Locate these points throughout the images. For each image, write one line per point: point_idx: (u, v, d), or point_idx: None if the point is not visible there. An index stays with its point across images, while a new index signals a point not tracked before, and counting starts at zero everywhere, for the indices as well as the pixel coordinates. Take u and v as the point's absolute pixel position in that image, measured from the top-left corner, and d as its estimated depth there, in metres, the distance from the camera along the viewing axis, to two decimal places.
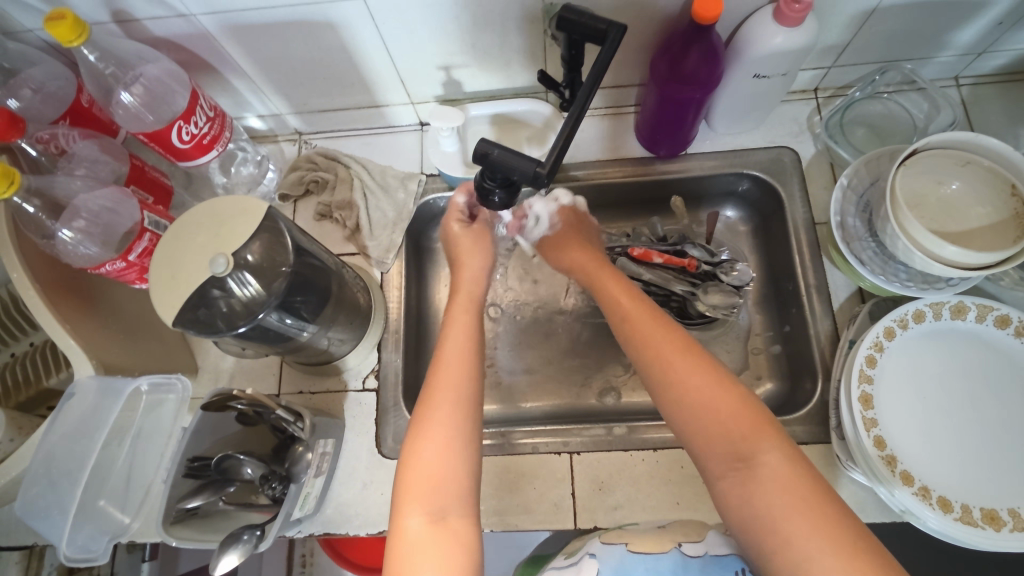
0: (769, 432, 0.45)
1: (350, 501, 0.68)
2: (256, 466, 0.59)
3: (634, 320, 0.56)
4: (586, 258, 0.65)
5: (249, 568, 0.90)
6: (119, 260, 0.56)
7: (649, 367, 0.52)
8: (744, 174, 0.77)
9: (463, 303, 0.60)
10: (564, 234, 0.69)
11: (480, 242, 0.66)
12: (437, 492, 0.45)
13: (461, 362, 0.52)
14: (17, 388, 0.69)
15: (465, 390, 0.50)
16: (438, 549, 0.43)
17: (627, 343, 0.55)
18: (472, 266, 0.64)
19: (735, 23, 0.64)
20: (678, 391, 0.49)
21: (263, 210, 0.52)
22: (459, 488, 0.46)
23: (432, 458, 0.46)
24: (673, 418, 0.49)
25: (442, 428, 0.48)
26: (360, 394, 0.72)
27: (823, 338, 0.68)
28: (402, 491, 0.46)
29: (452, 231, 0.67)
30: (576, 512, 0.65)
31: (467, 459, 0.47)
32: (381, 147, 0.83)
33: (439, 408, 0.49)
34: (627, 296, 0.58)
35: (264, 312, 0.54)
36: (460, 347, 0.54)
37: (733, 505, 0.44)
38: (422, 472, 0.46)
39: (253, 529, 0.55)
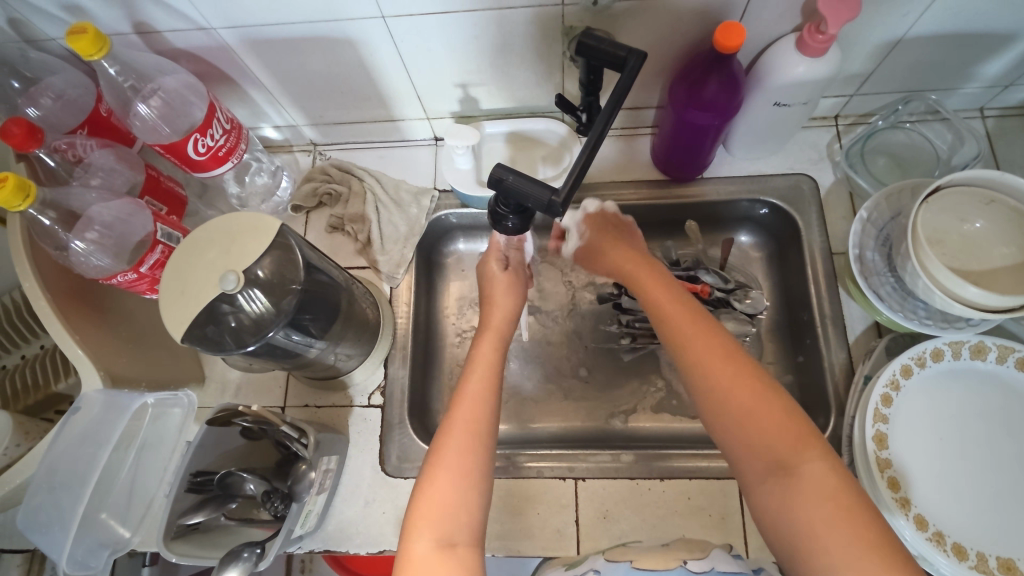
0: (810, 441, 0.44)
1: (351, 519, 0.67)
2: (258, 482, 0.59)
3: (676, 321, 0.55)
4: (628, 262, 0.64)
5: None
6: (130, 272, 0.56)
7: (690, 372, 0.51)
8: (761, 200, 0.76)
9: (490, 338, 0.60)
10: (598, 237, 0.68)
11: (511, 287, 0.66)
12: (449, 518, 0.45)
13: (486, 385, 0.53)
14: (26, 392, 0.70)
15: (488, 414, 0.51)
16: (445, 571, 0.42)
17: (671, 348, 0.54)
18: (501, 304, 0.64)
19: (757, 50, 0.64)
20: (718, 400, 0.48)
21: (275, 227, 0.52)
22: (470, 515, 0.45)
23: (446, 485, 0.46)
24: (713, 426, 0.49)
25: (457, 457, 0.48)
26: (365, 410, 0.71)
27: (838, 371, 0.67)
28: (414, 518, 0.45)
29: (489, 272, 0.67)
30: (579, 540, 0.64)
31: (476, 491, 0.47)
32: (395, 161, 0.83)
33: (456, 440, 0.49)
34: (669, 298, 0.57)
35: (274, 331, 0.54)
36: (490, 378, 0.54)
37: (771, 514, 0.43)
38: (436, 501, 0.45)
39: (253, 547, 0.54)
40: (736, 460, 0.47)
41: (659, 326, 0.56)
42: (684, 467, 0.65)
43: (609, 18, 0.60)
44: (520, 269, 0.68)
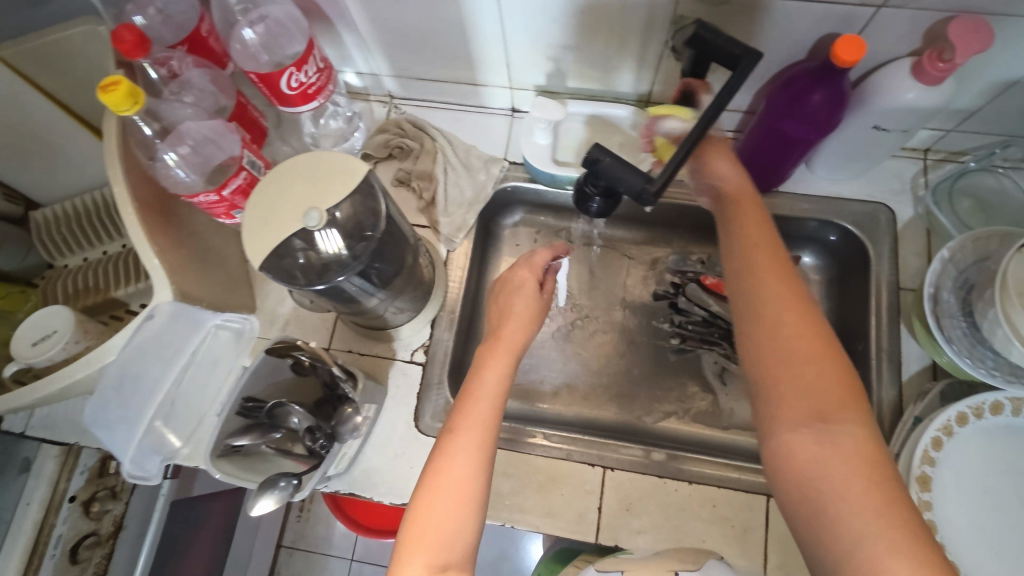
0: (856, 404, 0.43)
1: (378, 468, 0.68)
2: (304, 417, 0.60)
3: (757, 245, 0.51)
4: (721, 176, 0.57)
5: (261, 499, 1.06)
6: (213, 193, 0.57)
7: (752, 297, 0.49)
8: (833, 223, 0.74)
9: (502, 350, 0.58)
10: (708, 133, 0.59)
11: (535, 309, 0.62)
12: (444, 543, 0.47)
13: (491, 417, 0.53)
14: (86, 293, 0.73)
15: (486, 448, 0.51)
16: None
17: (733, 272, 0.51)
18: (524, 322, 0.60)
19: (867, 68, 0.62)
20: (773, 338, 0.46)
21: (363, 172, 0.53)
22: (469, 536, 0.48)
23: (445, 516, 0.48)
24: (755, 351, 0.47)
25: (457, 490, 0.49)
26: (406, 365, 0.72)
27: (886, 408, 0.65)
28: (408, 539, 0.47)
29: (521, 283, 0.63)
30: (599, 527, 0.64)
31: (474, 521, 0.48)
32: (469, 125, 0.82)
33: (459, 465, 0.50)
34: (751, 222, 0.53)
35: (341, 276, 0.54)
36: (491, 411, 0.53)
37: (795, 462, 0.43)
38: (433, 526, 0.47)
39: (290, 478, 0.56)
40: (771, 396, 0.45)
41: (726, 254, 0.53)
42: (714, 475, 0.65)
43: (723, 13, 0.58)
44: (549, 299, 0.64)
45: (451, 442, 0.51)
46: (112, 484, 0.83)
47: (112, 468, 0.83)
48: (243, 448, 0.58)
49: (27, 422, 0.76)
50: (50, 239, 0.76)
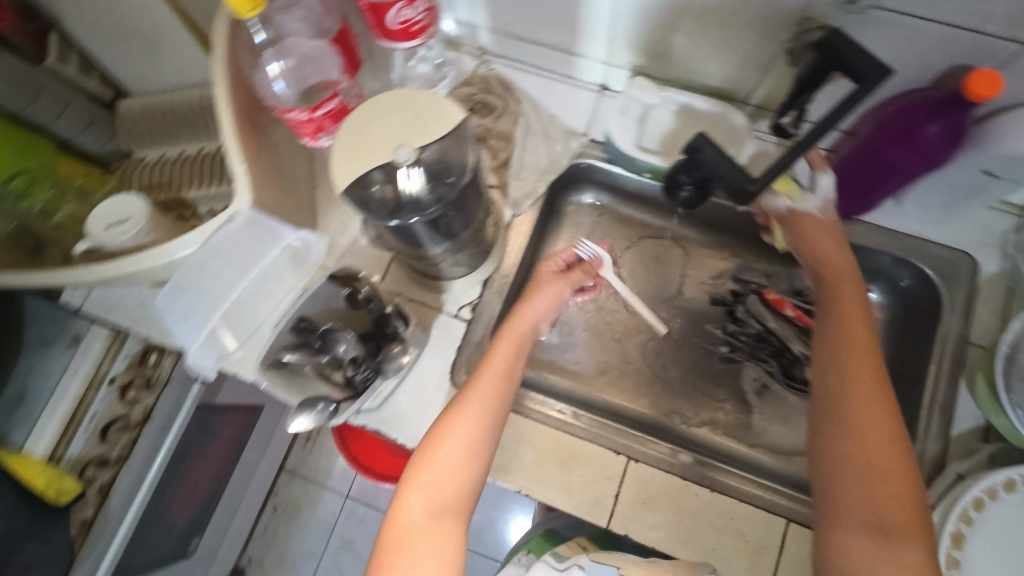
0: (918, 531, 0.48)
1: (406, 412, 0.69)
2: (351, 346, 0.61)
3: (860, 361, 0.56)
4: (834, 274, 0.63)
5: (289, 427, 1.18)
6: (304, 111, 0.58)
7: (847, 407, 0.55)
8: (911, 263, 0.71)
9: (514, 328, 0.63)
10: (824, 223, 0.65)
11: (556, 293, 0.66)
12: (441, 486, 0.54)
13: (497, 387, 0.58)
14: (161, 188, 0.75)
15: (486, 414, 0.56)
16: (428, 536, 0.52)
17: (829, 373, 0.58)
18: (543, 303, 0.65)
19: (991, 107, 0.59)
20: (857, 451, 0.52)
21: (457, 118, 0.53)
22: (466, 485, 0.54)
23: (440, 463, 0.54)
24: (835, 458, 0.54)
25: (454, 445, 0.55)
26: (451, 319, 0.73)
27: (928, 460, 0.63)
28: (408, 477, 0.55)
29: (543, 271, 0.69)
30: (612, 513, 0.65)
31: (470, 476, 0.55)
32: (556, 94, 0.81)
33: (459, 423, 0.56)
34: (862, 335, 0.58)
35: (415, 217, 0.55)
36: (498, 382, 0.58)
37: (845, 560, 0.49)
38: (430, 468, 0.54)
39: (329, 402, 0.59)
40: (837, 496, 0.52)
41: (824, 356, 0.59)
42: (737, 488, 0.64)
43: (853, 21, 0.55)
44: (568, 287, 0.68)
45: (455, 407, 0.57)
46: (150, 375, 0.83)
47: (152, 358, 0.82)
48: (287, 364, 0.59)
49: (85, 298, 0.83)
50: (137, 129, 0.79)
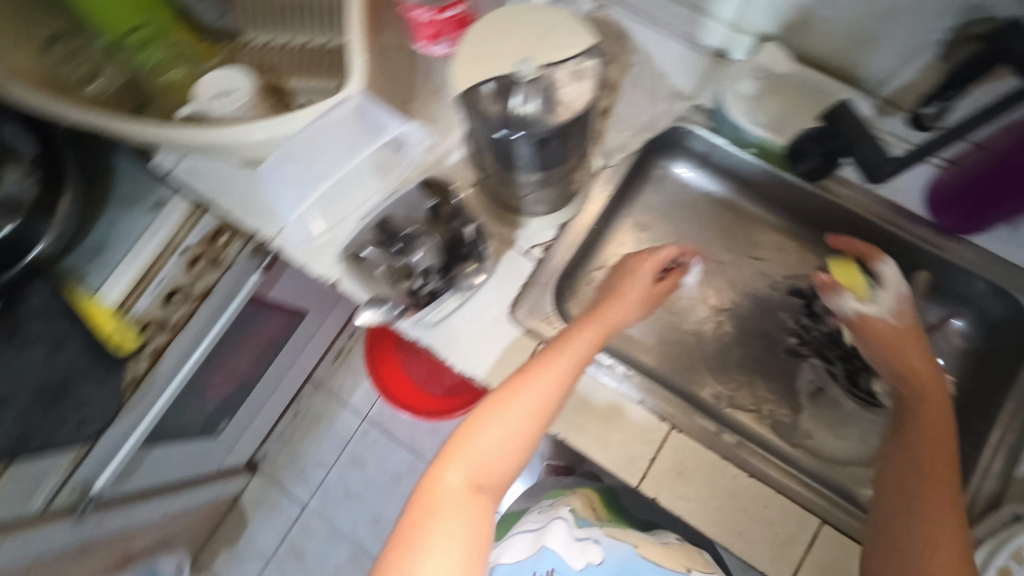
0: None
1: (459, 336, 0.69)
2: (428, 256, 0.62)
3: (930, 442, 0.57)
4: (918, 376, 0.62)
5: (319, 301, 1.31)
6: (430, 11, 0.68)
7: (902, 512, 0.55)
8: (1010, 297, 0.67)
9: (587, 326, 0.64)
10: (903, 327, 0.66)
11: (639, 301, 0.69)
12: (481, 465, 0.59)
13: (554, 387, 0.60)
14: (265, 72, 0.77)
15: (538, 409, 0.59)
16: (462, 506, 0.57)
17: (889, 474, 0.58)
18: (625, 308, 0.67)
19: None
20: (896, 548, 0.53)
21: (584, 45, 0.54)
22: (503, 468, 0.60)
23: (483, 444, 0.59)
24: (876, 553, 0.55)
25: (497, 431, 0.59)
26: (519, 257, 0.72)
27: (982, 496, 0.61)
28: (450, 448, 0.60)
29: (637, 270, 0.70)
30: (644, 476, 0.64)
31: (507, 461, 0.60)
32: (670, 50, 0.77)
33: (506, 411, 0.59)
34: (940, 446, 0.57)
35: (517, 136, 0.54)
36: (559, 378, 0.60)
37: None
38: (471, 446, 0.59)
39: (395, 304, 0.61)
40: None
41: (888, 458, 0.59)
42: (776, 479, 0.63)
43: None
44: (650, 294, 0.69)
45: (510, 390, 0.61)
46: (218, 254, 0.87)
47: (223, 239, 0.86)
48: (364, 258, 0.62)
49: (177, 165, 0.88)
50: (248, 8, 0.79)
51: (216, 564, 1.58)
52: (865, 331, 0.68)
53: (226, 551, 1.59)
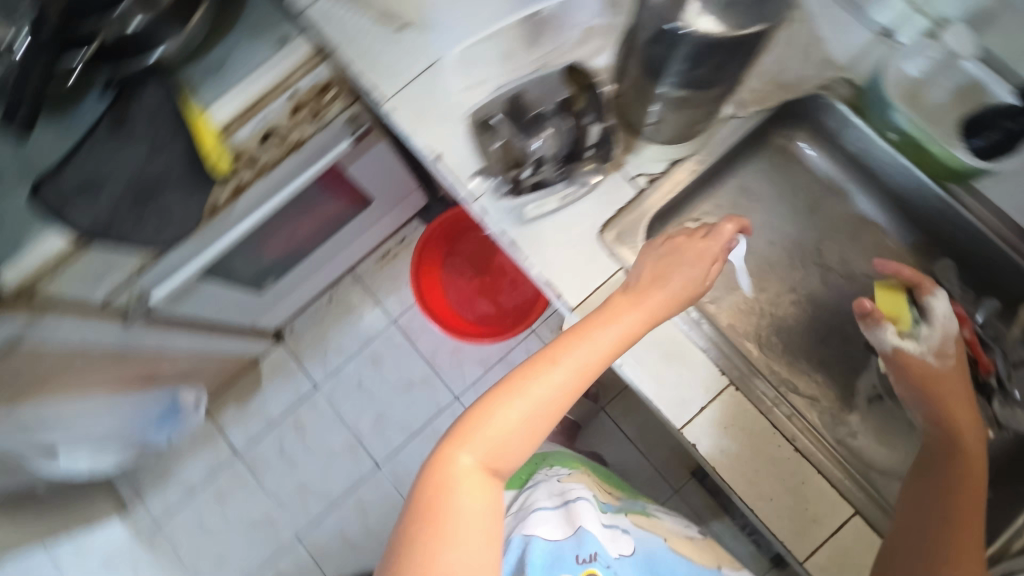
0: None
1: (547, 238, 0.70)
2: (545, 145, 0.70)
3: (966, 480, 0.61)
4: (961, 434, 0.64)
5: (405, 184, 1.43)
6: None
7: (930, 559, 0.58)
8: None
9: (622, 312, 0.64)
10: (950, 377, 0.68)
11: (686, 286, 0.66)
12: (496, 449, 0.61)
13: (573, 378, 0.62)
14: None
15: (557, 398, 0.62)
16: (475, 486, 0.60)
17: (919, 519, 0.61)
18: (665, 296, 0.65)
19: None
20: None
21: None
22: (517, 452, 0.62)
23: (499, 429, 0.61)
24: None
25: (516, 419, 0.61)
26: (625, 180, 0.73)
27: None
28: (465, 429, 0.61)
29: (688, 249, 0.67)
30: (691, 421, 0.64)
31: (523, 446, 0.62)
32: (835, 18, 0.76)
33: (526, 401, 0.61)
34: (972, 504, 0.60)
35: (684, 33, 0.55)
36: (581, 368, 0.62)
37: None
38: (489, 431, 0.61)
39: (506, 181, 0.71)
40: None
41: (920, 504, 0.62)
42: (818, 460, 0.64)
43: None
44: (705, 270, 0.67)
45: (528, 380, 0.62)
46: (320, 108, 0.91)
47: (329, 96, 0.90)
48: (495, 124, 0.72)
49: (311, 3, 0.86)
50: None
51: (221, 414, 1.65)
52: (908, 369, 0.70)
53: (236, 405, 1.65)
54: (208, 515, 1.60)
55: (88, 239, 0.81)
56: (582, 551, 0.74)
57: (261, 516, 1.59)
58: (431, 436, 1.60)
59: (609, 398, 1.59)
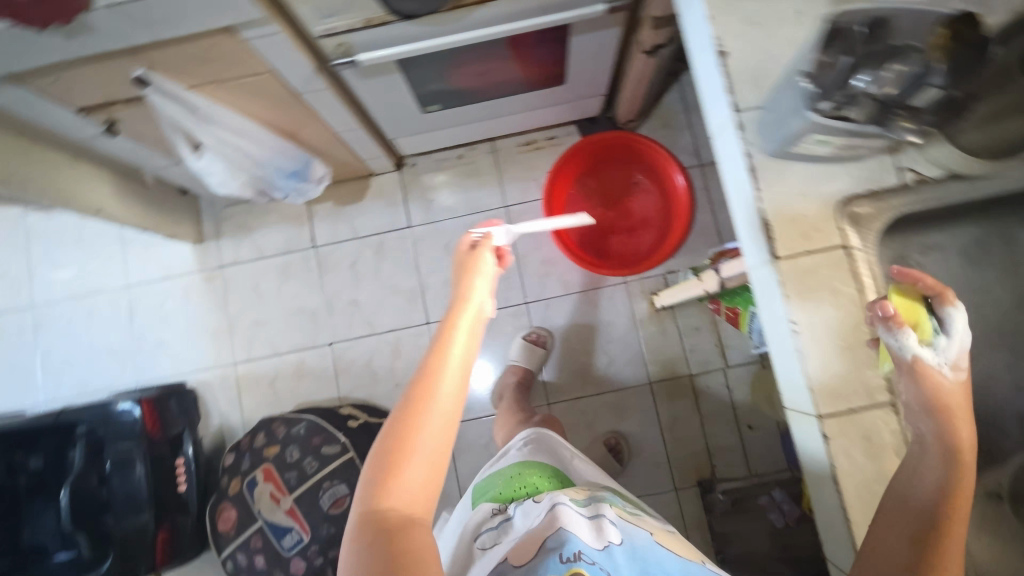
0: None
1: (787, 181, 0.68)
2: (877, 85, 0.57)
3: (958, 487, 0.62)
4: (962, 438, 0.62)
5: (593, 80, 1.36)
6: None
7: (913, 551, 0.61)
8: None
9: (451, 333, 0.74)
10: (957, 389, 0.64)
11: (474, 268, 0.85)
12: (416, 493, 0.64)
13: (453, 402, 0.69)
14: None
15: (448, 424, 0.68)
16: (423, 533, 0.62)
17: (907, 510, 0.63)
18: (471, 292, 0.81)
19: None
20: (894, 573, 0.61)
21: None
22: (437, 485, 0.67)
23: (410, 476, 0.64)
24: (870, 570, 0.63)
25: (421, 461, 0.65)
26: (890, 169, 0.68)
27: None
28: (382, 492, 0.63)
29: (470, 260, 0.87)
30: (833, 410, 0.68)
31: (441, 476, 0.67)
32: None
33: (429, 442, 0.66)
34: (959, 507, 0.61)
35: None
36: (454, 392, 0.70)
37: None
38: (407, 483, 0.64)
39: (819, 101, 0.59)
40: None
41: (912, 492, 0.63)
42: None
43: None
44: (486, 259, 0.87)
45: (408, 426, 0.66)
46: None
47: None
48: (850, 30, 0.57)
49: None
50: None
51: (318, 203, 1.68)
52: (924, 380, 0.63)
53: (335, 203, 1.69)
54: (265, 284, 1.67)
55: None
56: (566, 550, 0.76)
57: (308, 309, 1.66)
58: (487, 323, 1.63)
59: (660, 377, 1.57)
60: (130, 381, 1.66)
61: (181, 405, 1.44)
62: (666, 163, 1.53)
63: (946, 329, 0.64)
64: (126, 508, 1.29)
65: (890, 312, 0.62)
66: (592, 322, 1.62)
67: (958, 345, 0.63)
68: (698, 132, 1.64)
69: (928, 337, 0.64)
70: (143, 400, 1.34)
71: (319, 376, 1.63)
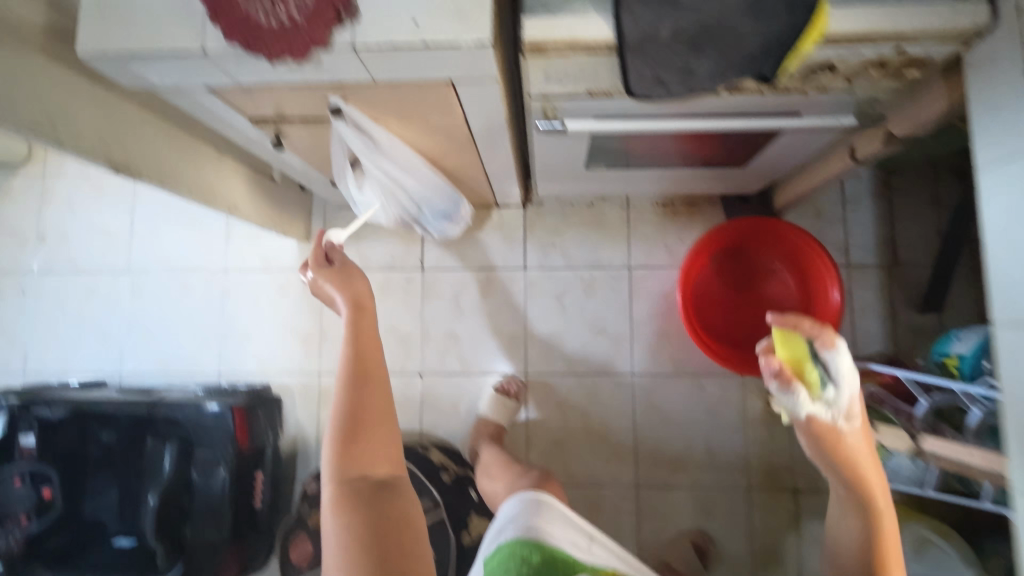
0: None
1: None
2: None
3: (874, 511, 0.79)
4: (868, 474, 0.78)
5: (770, 168, 1.25)
6: None
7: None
8: None
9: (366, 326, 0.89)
10: (855, 428, 0.78)
11: (343, 275, 0.97)
12: (384, 456, 0.79)
13: (374, 382, 0.83)
14: None
15: (384, 399, 0.82)
16: (392, 498, 0.75)
17: (842, 541, 0.81)
18: (367, 289, 0.94)
19: None
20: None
21: None
22: (393, 449, 0.81)
23: (389, 432, 0.81)
24: None
25: (390, 422, 0.82)
26: None
27: None
28: (353, 463, 0.76)
29: (354, 268, 0.98)
30: None
31: (395, 438, 0.82)
32: None
33: (387, 415, 0.82)
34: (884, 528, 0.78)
35: None
36: (371, 369, 0.83)
37: None
38: (371, 452, 0.78)
39: None
40: None
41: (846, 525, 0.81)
42: None
43: None
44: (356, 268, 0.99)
45: (353, 403, 0.80)
46: (890, 73, 0.78)
47: (912, 70, 0.77)
48: None
49: None
50: None
51: None
52: (828, 431, 0.78)
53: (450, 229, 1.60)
54: None
55: (620, 53, 0.73)
56: None
57: (403, 332, 1.59)
58: (586, 386, 1.54)
59: (761, 485, 1.49)
60: (212, 369, 1.63)
61: (272, 413, 1.45)
62: (821, 272, 1.38)
63: (836, 377, 0.78)
64: (205, 514, 1.32)
65: (785, 382, 0.77)
66: (699, 411, 1.52)
67: (855, 387, 0.77)
68: (853, 229, 1.51)
69: (819, 392, 0.78)
70: (234, 407, 1.34)
71: (404, 404, 1.58)
